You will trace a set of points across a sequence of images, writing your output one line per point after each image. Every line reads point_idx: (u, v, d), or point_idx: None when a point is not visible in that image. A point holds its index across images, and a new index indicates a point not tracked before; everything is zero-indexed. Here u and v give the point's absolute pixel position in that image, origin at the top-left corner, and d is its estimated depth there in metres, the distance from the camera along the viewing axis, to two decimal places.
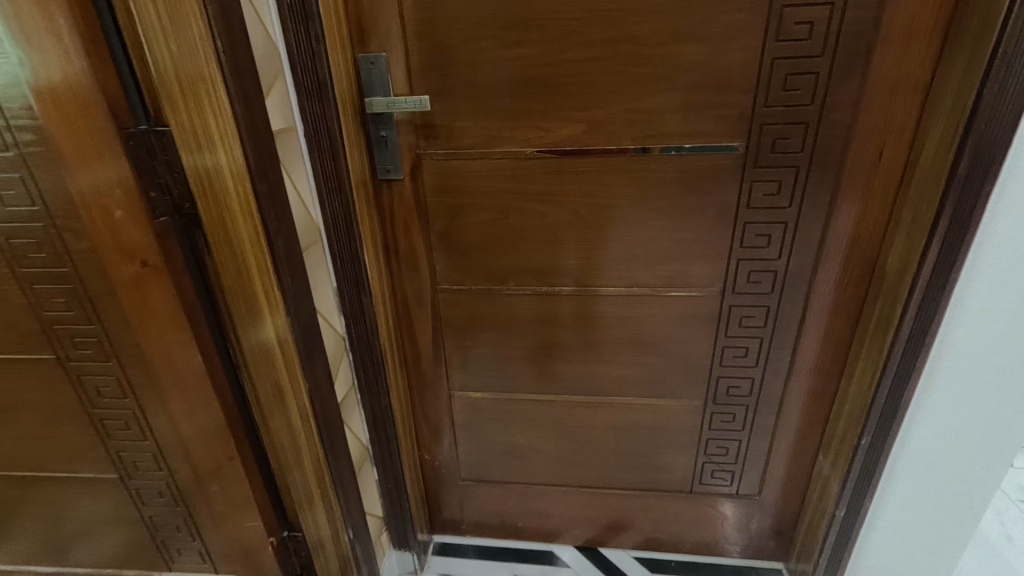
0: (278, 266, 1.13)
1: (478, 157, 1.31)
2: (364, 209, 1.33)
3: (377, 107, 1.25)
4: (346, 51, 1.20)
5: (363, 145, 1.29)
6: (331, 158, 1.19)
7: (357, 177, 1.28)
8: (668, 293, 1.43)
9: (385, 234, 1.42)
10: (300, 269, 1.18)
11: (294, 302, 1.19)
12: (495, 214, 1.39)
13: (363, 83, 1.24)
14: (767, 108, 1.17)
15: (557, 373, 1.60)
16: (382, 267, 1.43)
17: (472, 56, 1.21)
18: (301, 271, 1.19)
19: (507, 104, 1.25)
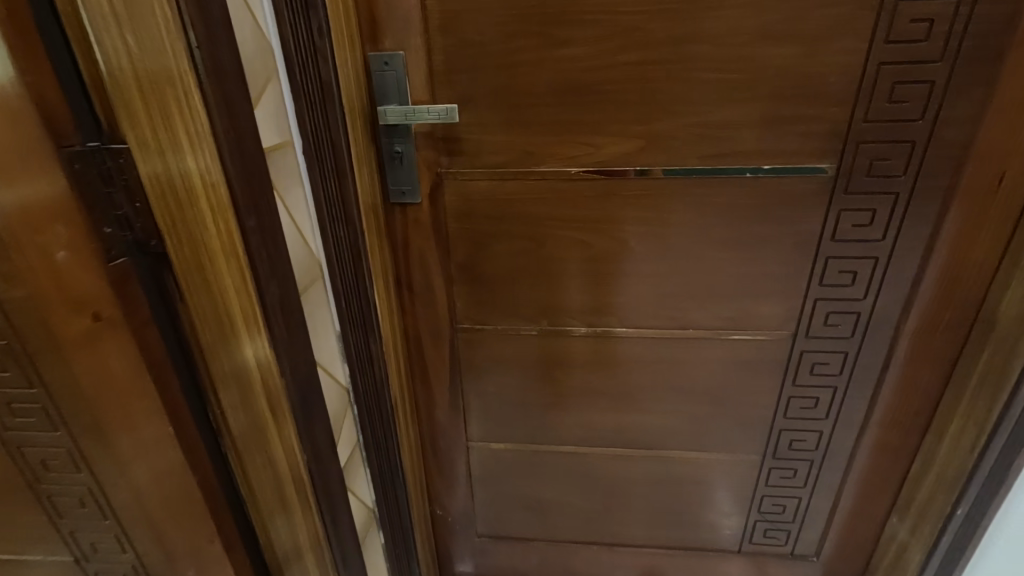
0: (270, 318, 0.89)
1: (512, 177, 1.09)
2: (374, 238, 1.11)
3: (391, 118, 1.03)
4: (355, 49, 0.98)
5: (375, 163, 1.07)
6: (335, 180, 0.98)
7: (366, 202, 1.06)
8: (729, 335, 1.22)
9: (396, 267, 1.20)
10: (296, 317, 0.95)
11: (289, 359, 0.95)
12: (529, 245, 1.16)
13: (375, 89, 1.02)
14: (867, 123, 0.97)
15: (593, 422, 1.38)
16: (394, 304, 1.21)
17: (510, 56, 0.99)
18: (297, 321, 0.96)
19: (550, 115, 1.03)
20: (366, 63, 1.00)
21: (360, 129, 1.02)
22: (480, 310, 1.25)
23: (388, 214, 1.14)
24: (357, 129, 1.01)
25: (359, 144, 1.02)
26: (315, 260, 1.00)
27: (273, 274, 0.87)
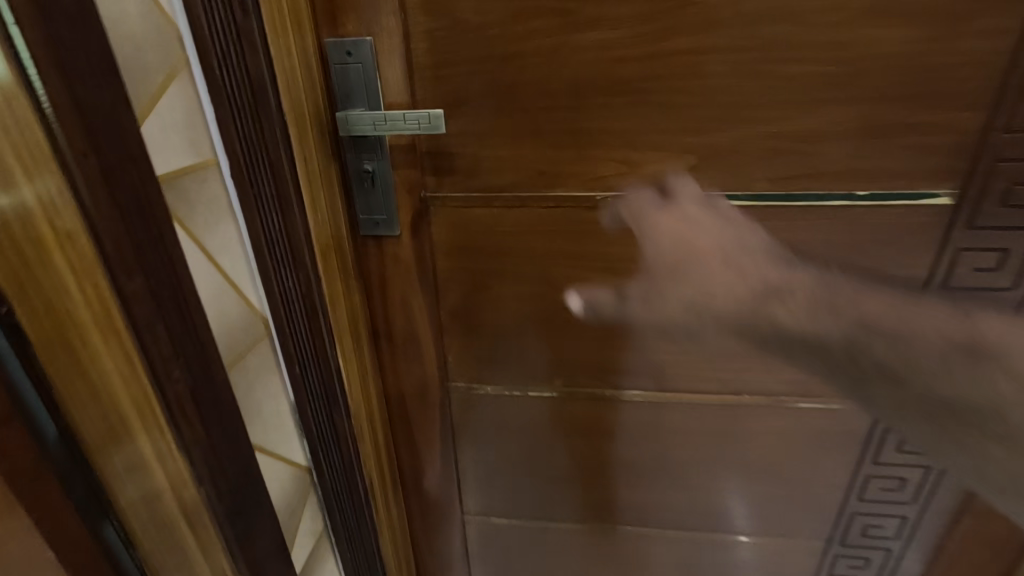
0: (176, 415, 0.62)
1: (518, 204, 0.83)
2: (337, 284, 0.84)
3: (360, 131, 0.76)
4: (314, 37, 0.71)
5: (338, 188, 0.80)
6: (278, 214, 0.71)
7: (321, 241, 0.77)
8: (793, 402, 0.96)
9: (372, 315, 0.94)
10: (218, 406, 0.67)
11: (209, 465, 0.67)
12: (540, 288, 0.90)
13: (337, 88, 0.75)
14: (1008, 134, 0.71)
15: (617, 497, 1.12)
16: (372, 359, 0.96)
17: (518, 42, 0.73)
18: (224, 408, 0.68)
19: (572, 124, 0.77)
20: (323, 53, 0.73)
21: (319, 144, 0.75)
22: (478, 364, 0.99)
23: (359, 252, 0.87)
24: (311, 144, 0.73)
25: (309, 168, 0.73)
26: (253, 315, 0.76)
27: (178, 353, 0.60)
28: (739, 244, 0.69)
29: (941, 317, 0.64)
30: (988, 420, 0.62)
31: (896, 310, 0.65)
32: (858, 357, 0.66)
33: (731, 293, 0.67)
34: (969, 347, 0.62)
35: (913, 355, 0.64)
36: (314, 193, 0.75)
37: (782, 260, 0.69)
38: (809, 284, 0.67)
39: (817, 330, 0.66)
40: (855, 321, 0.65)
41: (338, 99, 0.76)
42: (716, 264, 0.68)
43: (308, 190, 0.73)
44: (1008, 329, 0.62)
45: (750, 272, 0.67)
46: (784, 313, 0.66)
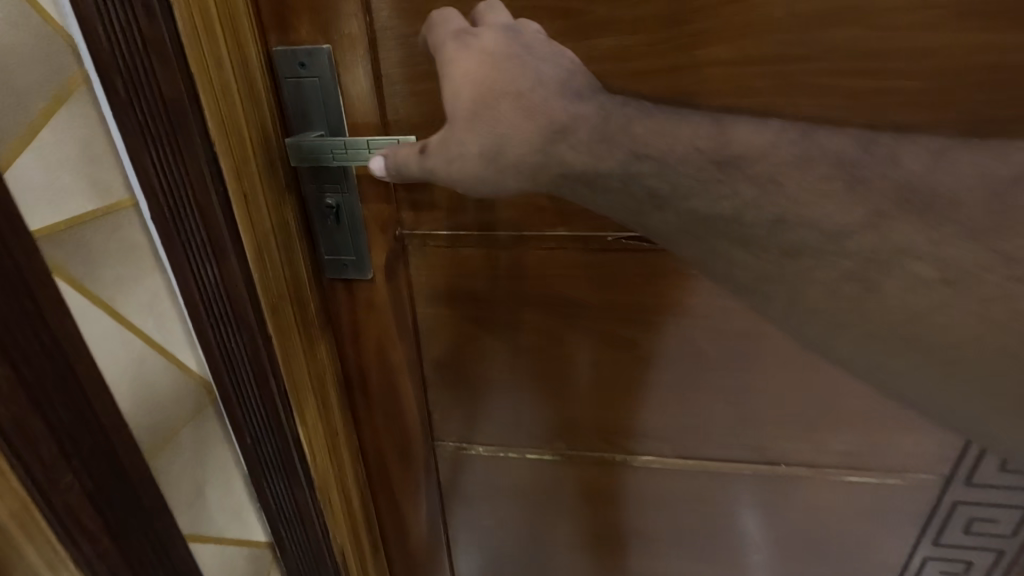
0: (73, 532, 0.49)
1: (512, 244, 0.70)
2: (299, 341, 0.69)
3: (319, 161, 0.61)
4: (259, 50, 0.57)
5: (296, 227, 0.66)
6: (214, 266, 0.57)
7: (273, 295, 0.63)
8: (839, 474, 0.81)
9: (344, 366, 0.80)
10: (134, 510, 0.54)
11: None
12: (540, 339, 0.77)
13: (289, 107, 0.61)
14: None
15: (629, 568, 0.98)
16: (346, 414, 0.83)
17: None
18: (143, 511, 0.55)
19: None
20: (269, 67, 0.59)
21: (271, 178, 0.60)
22: (467, 421, 0.85)
23: (325, 297, 0.74)
24: (258, 179, 0.58)
25: (256, 209, 0.59)
26: (190, 381, 0.63)
27: (69, 454, 0.47)
28: (506, 67, 0.51)
29: (694, 135, 0.49)
30: (760, 236, 0.48)
31: (660, 129, 0.49)
32: (632, 189, 0.50)
33: (491, 130, 0.51)
34: (732, 161, 0.48)
35: (687, 190, 0.49)
36: (266, 238, 0.61)
37: (555, 90, 0.51)
38: (572, 128, 0.50)
39: (601, 163, 0.50)
40: (631, 152, 0.49)
41: (292, 121, 0.61)
42: (509, 105, 0.50)
43: (255, 235, 0.59)
44: (775, 140, 0.48)
45: (536, 103, 0.50)
46: (571, 150, 0.50)
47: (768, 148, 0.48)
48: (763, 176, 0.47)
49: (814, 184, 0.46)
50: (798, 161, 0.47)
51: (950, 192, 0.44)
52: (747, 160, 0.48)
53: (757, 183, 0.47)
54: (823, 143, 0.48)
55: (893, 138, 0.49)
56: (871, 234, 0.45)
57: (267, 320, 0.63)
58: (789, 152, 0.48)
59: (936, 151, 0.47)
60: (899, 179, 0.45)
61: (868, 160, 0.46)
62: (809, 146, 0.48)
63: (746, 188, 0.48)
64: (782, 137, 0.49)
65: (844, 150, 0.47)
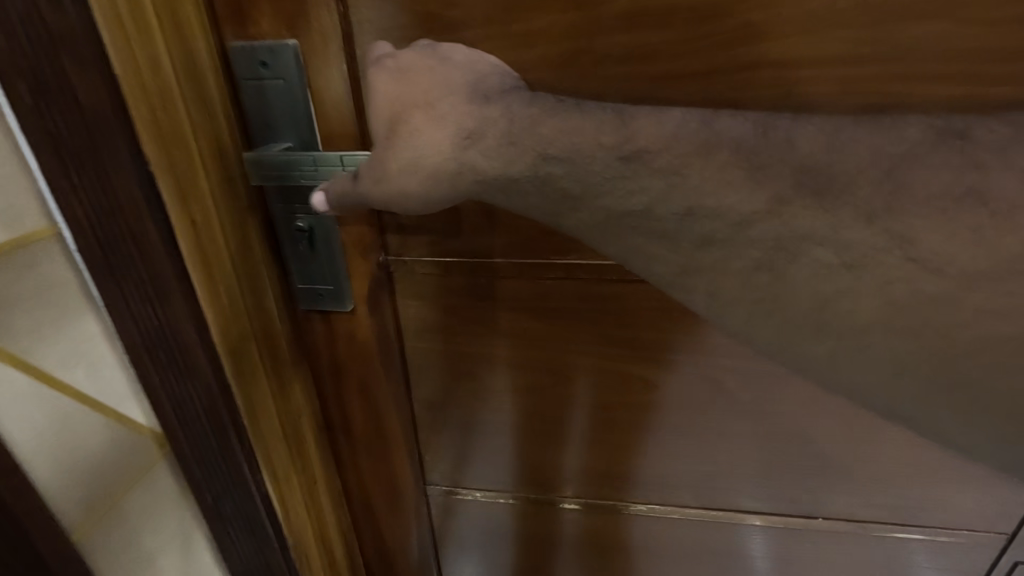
0: None
1: (513, 272, 0.60)
2: (266, 385, 0.59)
3: (282, 182, 0.51)
4: (211, 48, 0.47)
5: (263, 256, 0.56)
6: (158, 304, 0.48)
7: (232, 334, 0.53)
8: (883, 530, 0.71)
9: (325, 407, 0.71)
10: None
11: None
12: (545, 377, 0.67)
13: (250, 113, 0.51)
14: None
15: None
16: (327, 457, 0.74)
17: (515, 48, 0.49)
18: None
19: None
20: (226, 69, 0.49)
21: (228, 199, 0.50)
22: (464, 466, 0.76)
23: (302, 332, 0.64)
24: (211, 201, 0.49)
25: (207, 236, 0.49)
26: (137, 437, 0.54)
27: None
28: (414, 73, 0.46)
29: (593, 127, 0.44)
30: (671, 228, 0.44)
31: (560, 122, 0.44)
32: (545, 190, 0.45)
33: (399, 139, 0.46)
34: (635, 152, 0.43)
35: (596, 188, 0.44)
36: (222, 269, 0.51)
37: (465, 92, 0.46)
38: (479, 130, 0.45)
39: (513, 169, 0.45)
40: (535, 152, 0.44)
41: (254, 131, 0.52)
42: (421, 116, 0.46)
43: (206, 266, 0.49)
44: (673, 124, 0.43)
45: (443, 108, 0.45)
46: (482, 156, 0.45)
47: (667, 136, 0.43)
48: (666, 166, 0.43)
49: (711, 171, 0.42)
50: (699, 147, 0.42)
51: (845, 175, 0.41)
52: (650, 151, 0.43)
53: (664, 173, 0.43)
54: (720, 125, 0.43)
55: (796, 118, 0.43)
56: (773, 222, 0.42)
57: (224, 364, 0.54)
58: (688, 141, 0.42)
59: (835, 129, 0.42)
60: (798, 164, 0.41)
61: (765, 142, 0.42)
62: (706, 128, 0.43)
63: (653, 180, 0.43)
64: (683, 126, 0.43)
65: (743, 131, 0.43)
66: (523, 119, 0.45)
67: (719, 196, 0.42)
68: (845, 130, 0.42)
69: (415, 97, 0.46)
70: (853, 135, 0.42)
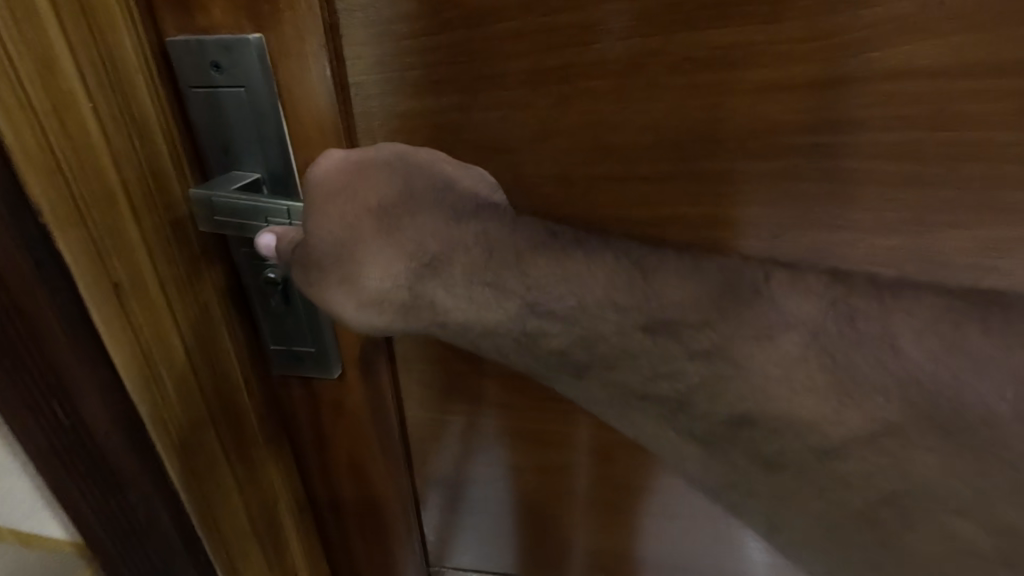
0: None
1: None
2: (227, 474, 0.46)
3: (242, 232, 0.39)
4: (144, 50, 0.35)
5: (224, 317, 0.43)
6: (57, 399, 0.35)
7: (181, 428, 0.41)
8: None
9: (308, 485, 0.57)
10: None
11: None
12: (578, 454, 0.54)
13: (201, 130, 0.38)
14: None
15: None
16: (314, 545, 0.61)
17: (561, 47, 0.36)
18: None
19: (664, 209, 0.40)
20: (167, 74, 0.36)
21: (170, 249, 0.38)
22: (475, 549, 0.64)
23: (283, 403, 0.51)
24: (143, 255, 0.36)
25: (137, 302, 0.37)
26: (51, 552, 0.41)
27: None
28: (376, 177, 0.38)
29: (604, 282, 0.37)
30: (690, 403, 0.38)
31: (569, 269, 0.37)
32: (534, 347, 0.39)
33: (337, 259, 0.38)
34: (660, 324, 0.36)
35: (606, 357, 0.38)
36: (161, 342, 0.38)
37: (436, 208, 0.38)
38: (448, 258, 0.38)
39: (494, 318, 0.38)
40: (522, 302, 0.38)
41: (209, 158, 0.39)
42: (374, 232, 0.38)
43: (135, 341, 0.37)
44: (714, 291, 0.36)
45: (406, 227, 0.38)
46: (444, 290, 0.38)
47: (704, 310, 0.36)
48: (708, 347, 0.37)
49: (773, 360, 0.36)
50: (755, 331, 0.36)
51: (956, 405, 0.34)
52: (682, 326, 0.36)
53: (706, 357, 0.37)
54: (779, 297, 0.36)
55: (886, 302, 0.35)
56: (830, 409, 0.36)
57: (164, 461, 0.41)
58: (737, 323, 0.36)
59: (954, 339, 0.34)
60: (894, 373, 0.35)
61: (844, 342, 0.35)
62: (759, 311, 0.36)
63: (682, 364, 0.37)
64: (720, 299, 0.36)
65: (813, 318, 0.35)
66: (530, 246, 0.37)
67: (895, 337, 0.34)
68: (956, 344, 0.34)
69: (373, 211, 0.38)
70: (973, 349, 0.33)
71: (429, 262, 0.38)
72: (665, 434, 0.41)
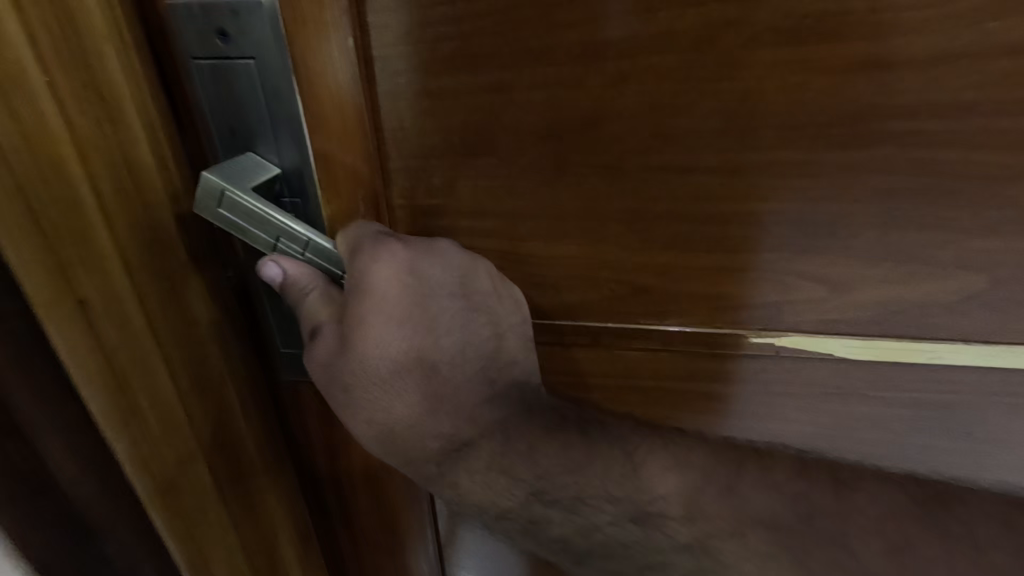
0: None
1: (587, 336, 0.42)
2: (221, 512, 0.41)
3: (244, 237, 0.33)
4: (113, 11, 0.29)
5: (214, 330, 0.38)
6: (11, 441, 0.31)
7: (171, 497, 0.37)
8: None
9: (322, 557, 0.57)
10: None
11: None
12: None
13: (206, 110, 0.33)
14: None
15: None
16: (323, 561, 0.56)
17: (622, 16, 0.31)
18: None
19: (724, 207, 0.36)
20: (152, 45, 0.32)
21: (149, 254, 0.33)
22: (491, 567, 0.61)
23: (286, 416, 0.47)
24: (116, 266, 0.31)
25: (108, 322, 0.31)
26: None
27: None
28: (416, 328, 0.36)
29: (600, 468, 0.37)
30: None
31: (562, 455, 0.37)
32: (538, 535, 0.38)
33: (363, 401, 0.36)
34: (645, 517, 0.36)
35: (605, 544, 0.37)
36: (139, 368, 0.33)
37: (474, 377, 0.38)
38: (475, 441, 0.38)
39: (504, 500, 0.38)
40: (528, 488, 0.37)
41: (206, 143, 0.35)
42: (403, 394, 0.36)
43: (108, 370, 0.32)
44: (696, 480, 0.36)
45: (442, 391, 0.37)
46: (469, 470, 0.38)
47: (690, 503, 0.36)
48: (698, 540, 0.36)
49: (748, 556, 0.34)
50: (728, 526, 0.35)
51: None
52: (667, 519, 0.36)
53: (696, 551, 0.36)
54: (749, 493, 0.36)
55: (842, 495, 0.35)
56: None
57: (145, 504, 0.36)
58: (717, 512, 0.35)
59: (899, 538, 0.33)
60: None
61: (812, 541, 0.34)
62: (734, 503, 0.35)
63: (676, 558, 0.36)
64: (687, 480, 0.36)
65: (772, 512, 0.35)
66: (547, 427, 0.38)
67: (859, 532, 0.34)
68: (908, 542, 0.33)
69: (397, 367, 0.36)
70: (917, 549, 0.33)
71: (454, 437, 0.38)
72: None
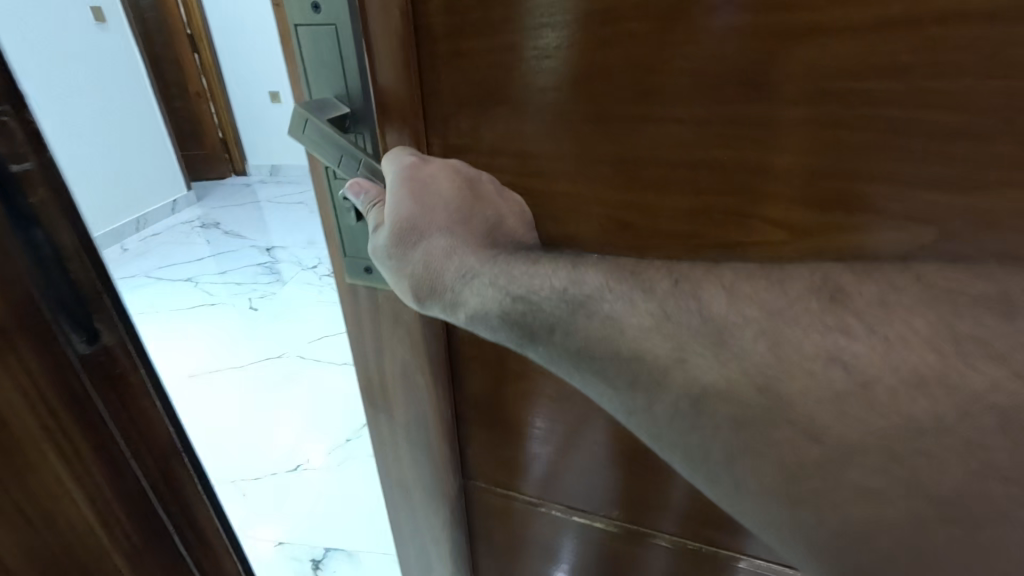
0: None
1: None
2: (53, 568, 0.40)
3: (319, 152, 0.47)
4: None
5: (13, 379, 0.36)
6: None
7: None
8: None
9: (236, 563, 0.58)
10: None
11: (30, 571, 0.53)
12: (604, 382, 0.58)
13: (304, 61, 0.47)
14: None
15: None
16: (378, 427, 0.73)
17: None
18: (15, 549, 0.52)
19: (696, 153, 0.42)
20: None
21: None
22: (509, 469, 0.71)
23: (163, 429, 0.48)
24: None
25: None
26: None
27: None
28: (430, 170, 0.46)
29: (554, 272, 0.43)
30: (630, 380, 0.40)
31: (526, 263, 0.44)
32: (523, 331, 0.43)
33: (407, 231, 0.46)
34: (579, 301, 0.41)
35: (564, 334, 0.42)
36: None
37: (486, 213, 0.47)
38: (480, 271, 0.45)
39: (493, 306, 0.44)
40: (507, 294, 0.43)
41: (30, 169, 0.36)
42: (435, 219, 0.46)
43: None
44: (624, 277, 0.41)
45: (462, 216, 0.46)
46: (478, 288, 0.44)
47: (621, 289, 0.41)
48: (627, 328, 0.40)
49: (659, 332, 0.39)
50: (653, 313, 0.40)
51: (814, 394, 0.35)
52: (604, 300, 0.41)
53: (637, 352, 0.40)
54: (660, 281, 0.41)
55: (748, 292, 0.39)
56: (716, 393, 0.37)
57: None
58: (643, 293, 0.40)
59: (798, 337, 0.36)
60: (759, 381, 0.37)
61: None
62: (649, 291, 0.40)
63: (621, 343, 0.40)
64: (611, 271, 0.42)
65: (688, 304, 0.39)
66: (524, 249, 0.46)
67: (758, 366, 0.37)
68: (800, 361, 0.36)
69: (422, 194, 0.46)
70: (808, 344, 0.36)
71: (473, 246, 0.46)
72: (649, 428, 0.41)
